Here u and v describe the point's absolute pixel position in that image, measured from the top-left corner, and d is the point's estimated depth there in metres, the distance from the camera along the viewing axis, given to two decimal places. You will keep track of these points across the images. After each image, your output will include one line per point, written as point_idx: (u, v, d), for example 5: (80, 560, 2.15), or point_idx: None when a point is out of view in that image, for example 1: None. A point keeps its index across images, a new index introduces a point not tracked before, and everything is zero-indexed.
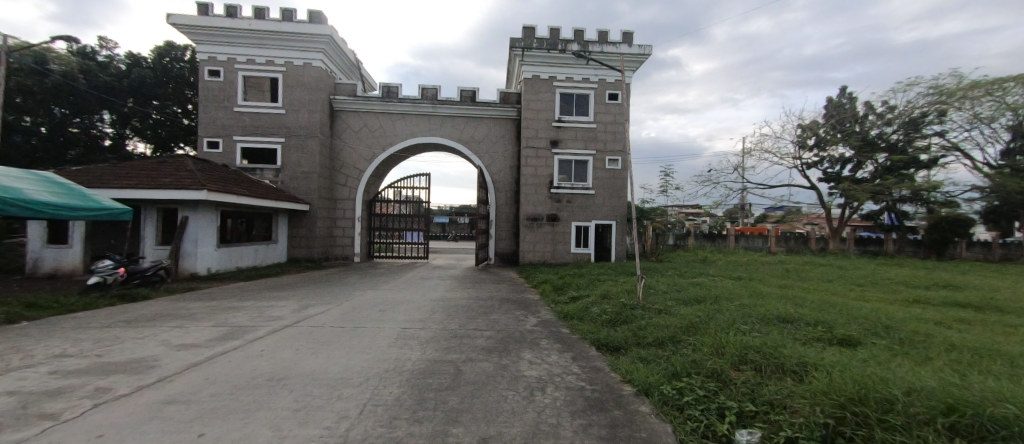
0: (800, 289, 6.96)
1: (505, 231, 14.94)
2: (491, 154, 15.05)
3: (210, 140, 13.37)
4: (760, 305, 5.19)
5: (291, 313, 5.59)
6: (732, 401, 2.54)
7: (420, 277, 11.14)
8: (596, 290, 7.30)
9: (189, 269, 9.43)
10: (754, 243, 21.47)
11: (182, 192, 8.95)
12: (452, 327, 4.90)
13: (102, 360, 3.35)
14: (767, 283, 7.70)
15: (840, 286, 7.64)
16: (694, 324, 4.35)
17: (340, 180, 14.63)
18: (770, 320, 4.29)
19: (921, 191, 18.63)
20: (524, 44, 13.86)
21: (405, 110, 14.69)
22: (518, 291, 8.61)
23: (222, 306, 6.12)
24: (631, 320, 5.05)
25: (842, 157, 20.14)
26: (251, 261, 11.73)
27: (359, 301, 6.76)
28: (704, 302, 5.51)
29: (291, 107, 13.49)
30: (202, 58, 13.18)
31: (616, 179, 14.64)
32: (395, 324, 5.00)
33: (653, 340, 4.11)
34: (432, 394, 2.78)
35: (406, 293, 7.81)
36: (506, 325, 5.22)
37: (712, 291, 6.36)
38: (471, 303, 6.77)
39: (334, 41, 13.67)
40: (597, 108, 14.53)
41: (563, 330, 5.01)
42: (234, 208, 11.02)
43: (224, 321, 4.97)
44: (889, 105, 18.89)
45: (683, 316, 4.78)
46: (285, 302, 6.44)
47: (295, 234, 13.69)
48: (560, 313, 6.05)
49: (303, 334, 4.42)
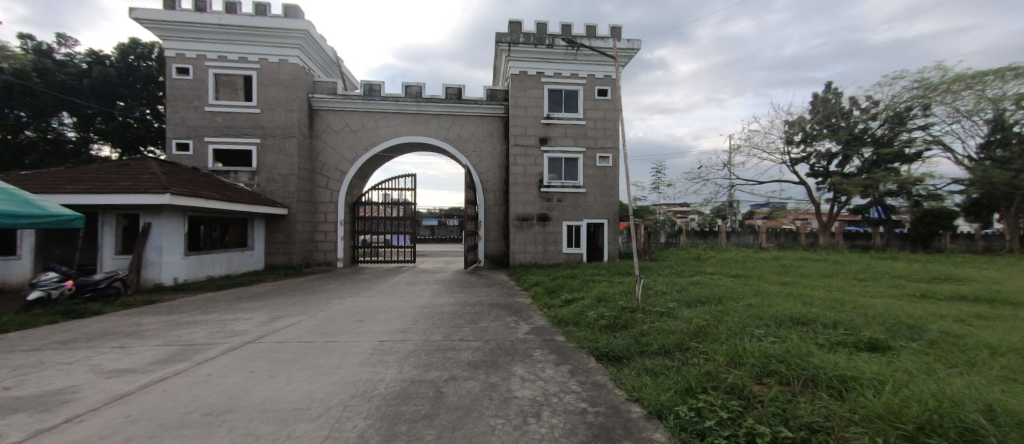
0: (801, 286, 6.66)
1: (494, 232, 14.48)
2: (479, 153, 14.59)
3: (179, 142, 12.59)
4: (768, 305, 4.87)
5: (256, 327, 5.03)
6: (763, 425, 2.11)
7: (406, 282, 10.60)
8: (590, 292, 6.90)
9: (154, 280, 8.73)
10: (745, 239, 21.43)
11: (142, 197, 8.24)
12: (436, 339, 4.41)
13: (9, 395, 2.78)
14: (768, 281, 7.38)
15: (842, 282, 7.41)
16: (701, 327, 4.00)
17: (320, 182, 13.98)
18: (784, 321, 3.94)
19: (907, 185, 18.76)
20: (510, 39, 13.43)
21: (388, 108, 14.14)
22: (509, 294, 8.19)
23: (181, 321, 5.50)
24: (632, 325, 4.66)
25: (828, 152, 20.26)
26: (225, 269, 11.02)
27: (335, 310, 6.20)
28: (709, 302, 5.15)
29: (267, 106, 12.81)
30: (169, 54, 12.39)
31: (607, 176, 14.33)
32: (372, 337, 4.48)
33: (660, 348, 3.72)
34: (405, 427, 2.30)
35: (389, 300, 7.29)
36: (495, 334, 4.75)
37: (714, 290, 6.01)
38: (458, 310, 6.29)
39: (311, 37, 13.06)
40: (586, 104, 14.17)
41: (559, 339, 4.55)
42: (204, 214, 10.33)
43: (176, 339, 4.39)
44: (873, 100, 19.08)
45: (688, 318, 4.43)
46: (252, 315, 5.84)
47: (273, 240, 12.96)
48: (554, 318, 5.60)
49: (264, 352, 3.88)
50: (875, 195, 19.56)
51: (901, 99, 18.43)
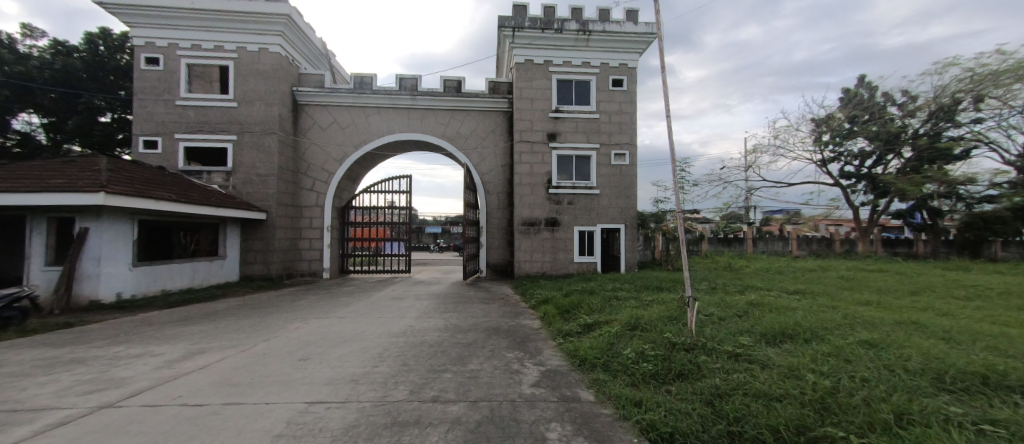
0: (901, 310, 5.00)
1: (497, 239, 12.98)
2: (480, 152, 13.17)
3: (146, 139, 11.35)
4: (898, 345, 3.31)
5: (152, 373, 3.51)
6: None
7: (393, 297, 9.10)
8: (616, 315, 5.33)
9: (90, 296, 7.35)
10: (775, 247, 19.66)
11: (72, 196, 6.86)
12: (397, 401, 2.85)
13: None
14: (844, 300, 5.72)
15: (944, 302, 5.71)
16: (826, 389, 2.42)
17: (305, 184, 12.64)
18: (969, 384, 2.38)
19: (954, 186, 16.90)
20: (514, 24, 12.04)
21: (380, 102, 12.80)
22: (513, 314, 6.66)
23: (62, 359, 4.00)
24: (697, 375, 3.09)
25: (861, 151, 18.52)
26: (188, 281, 9.64)
27: (283, 341, 4.69)
28: (802, 337, 3.58)
29: (245, 100, 11.55)
30: (136, 43, 11.20)
31: (623, 175, 12.75)
32: (302, 396, 2.94)
33: (769, 433, 2.13)
34: None
35: (361, 324, 5.80)
36: (488, 387, 3.16)
37: (793, 317, 4.38)
38: (445, 340, 4.76)
39: (295, 23, 11.81)
40: (599, 96, 12.69)
41: (586, 398, 2.97)
42: (161, 218, 8.96)
43: (7, 400, 2.88)
44: (911, 94, 17.39)
45: (788, 368, 2.86)
46: (167, 349, 4.35)
47: (249, 248, 11.52)
48: (574, 356, 4.02)
49: (103, 432, 2.33)
50: (918, 198, 17.69)
51: (946, 91, 16.63)
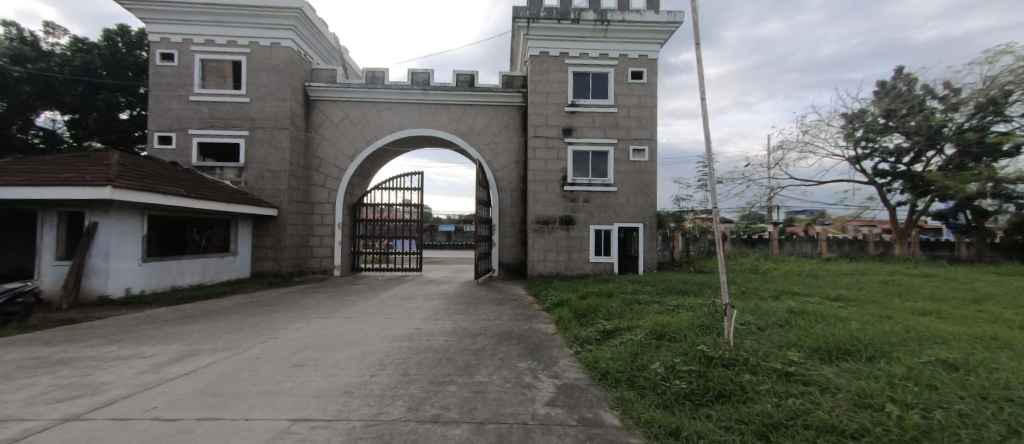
0: (971, 323, 4.36)
1: (510, 238, 12.60)
2: (493, 147, 12.79)
3: (161, 134, 11.39)
4: (986, 367, 2.76)
5: (133, 378, 3.24)
6: None
7: (402, 296, 8.80)
8: (640, 321, 4.86)
9: (99, 292, 7.29)
10: (803, 249, 18.64)
11: (79, 190, 6.78)
12: (391, 420, 2.48)
13: None
14: (898, 310, 5.09)
15: (1016, 313, 5.01)
16: (918, 427, 1.93)
17: (317, 180, 12.51)
18: None
19: (1005, 185, 15.59)
20: (529, 14, 11.57)
21: (391, 97, 12.56)
22: (526, 318, 6.26)
23: (50, 359, 3.81)
24: (742, 398, 2.62)
25: (898, 148, 17.38)
26: (198, 277, 9.58)
27: (280, 344, 4.40)
28: (864, 355, 3.07)
29: (257, 95, 11.48)
30: (152, 39, 11.23)
31: (642, 172, 12.17)
32: (288, 410, 2.61)
33: None
34: None
35: (365, 326, 5.48)
36: (497, 406, 2.77)
37: (846, 328, 3.83)
38: (452, 346, 4.39)
39: (307, 17, 11.65)
40: (617, 89, 12.14)
41: (610, 422, 2.54)
42: (172, 213, 8.91)
43: None
44: (954, 87, 16.19)
45: (859, 395, 2.37)
46: (159, 350, 4.11)
47: (261, 244, 11.45)
48: (594, 369, 3.59)
49: None
50: (962, 198, 16.46)
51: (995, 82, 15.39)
